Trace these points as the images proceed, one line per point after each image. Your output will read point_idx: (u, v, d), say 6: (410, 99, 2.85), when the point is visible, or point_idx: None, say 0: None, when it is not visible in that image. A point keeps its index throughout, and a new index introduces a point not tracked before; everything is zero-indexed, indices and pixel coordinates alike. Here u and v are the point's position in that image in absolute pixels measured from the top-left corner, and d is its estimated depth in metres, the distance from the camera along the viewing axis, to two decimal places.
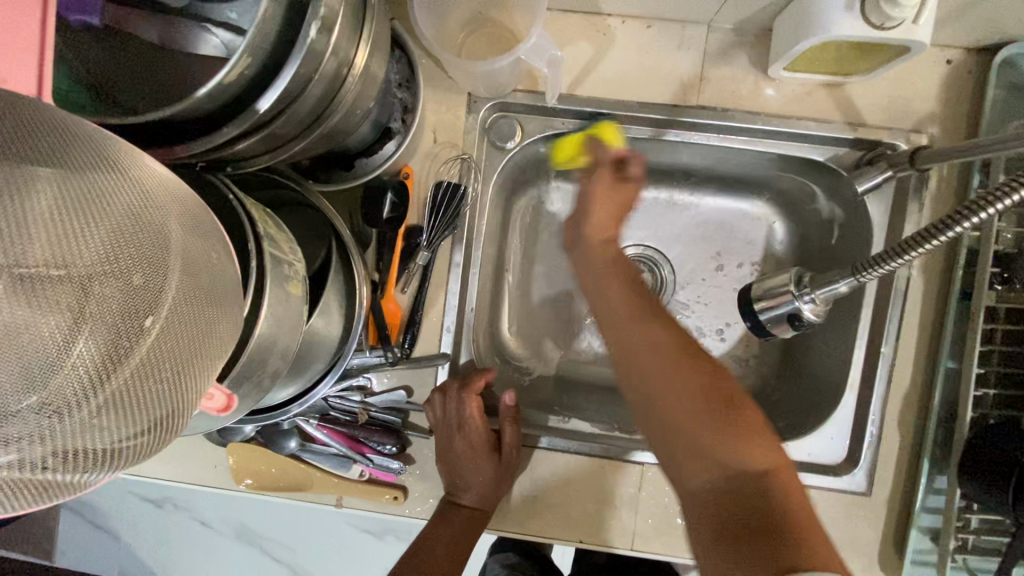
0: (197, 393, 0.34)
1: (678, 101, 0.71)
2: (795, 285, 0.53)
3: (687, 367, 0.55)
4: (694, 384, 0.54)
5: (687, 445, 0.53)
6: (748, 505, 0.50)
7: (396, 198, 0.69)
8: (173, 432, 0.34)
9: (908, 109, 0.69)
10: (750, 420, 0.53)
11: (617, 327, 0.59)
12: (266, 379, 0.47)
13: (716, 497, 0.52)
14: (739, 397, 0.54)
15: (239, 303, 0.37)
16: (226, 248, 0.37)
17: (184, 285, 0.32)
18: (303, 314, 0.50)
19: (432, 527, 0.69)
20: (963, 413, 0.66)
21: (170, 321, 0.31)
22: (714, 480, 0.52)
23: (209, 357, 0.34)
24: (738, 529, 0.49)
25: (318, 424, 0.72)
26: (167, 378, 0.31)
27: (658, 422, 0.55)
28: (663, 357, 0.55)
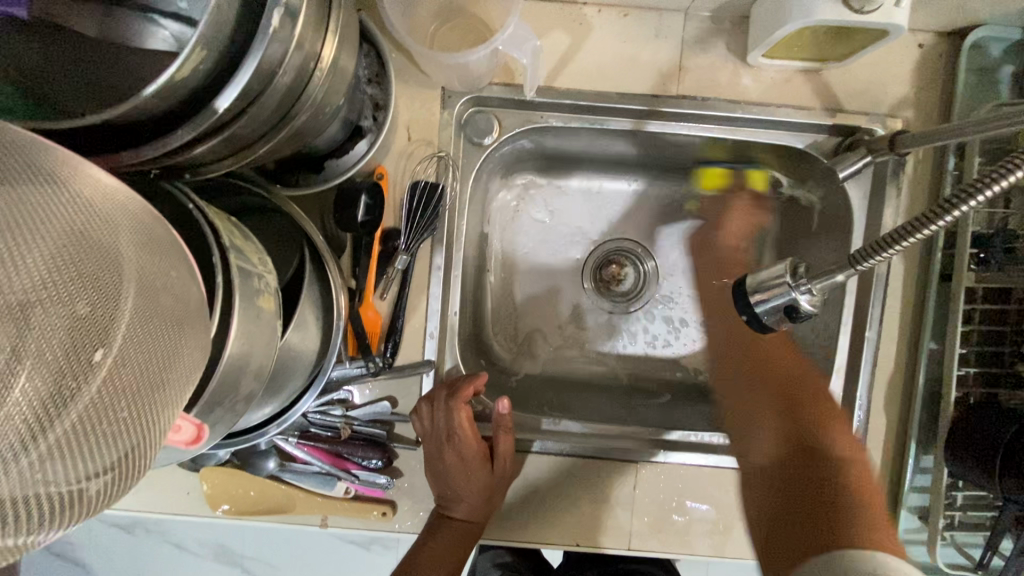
0: (163, 431, 0.30)
1: (658, 91, 0.70)
2: (791, 277, 0.52)
3: (789, 381, 0.67)
4: (780, 391, 0.66)
5: (798, 410, 0.64)
6: (806, 477, 0.56)
7: (371, 200, 0.66)
8: (138, 476, 0.31)
9: (884, 94, 0.70)
10: (833, 430, 0.60)
11: (740, 330, 0.76)
12: (240, 403, 0.43)
13: (773, 466, 0.60)
14: (832, 411, 0.63)
15: (207, 326, 0.33)
16: (189, 264, 0.33)
17: (139, 311, 0.28)
18: (277, 329, 0.46)
19: (423, 542, 0.67)
20: (948, 393, 0.67)
21: (125, 354, 0.28)
22: (786, 465, 0.59)
23: (175, 390, 0.30)
24: (808, 493, 0.55)
25: (298, 442, 0.68)
26: (125, 418, 0.28)
27: (733, 392, 0.71)
28: (778, 381, 0.67)
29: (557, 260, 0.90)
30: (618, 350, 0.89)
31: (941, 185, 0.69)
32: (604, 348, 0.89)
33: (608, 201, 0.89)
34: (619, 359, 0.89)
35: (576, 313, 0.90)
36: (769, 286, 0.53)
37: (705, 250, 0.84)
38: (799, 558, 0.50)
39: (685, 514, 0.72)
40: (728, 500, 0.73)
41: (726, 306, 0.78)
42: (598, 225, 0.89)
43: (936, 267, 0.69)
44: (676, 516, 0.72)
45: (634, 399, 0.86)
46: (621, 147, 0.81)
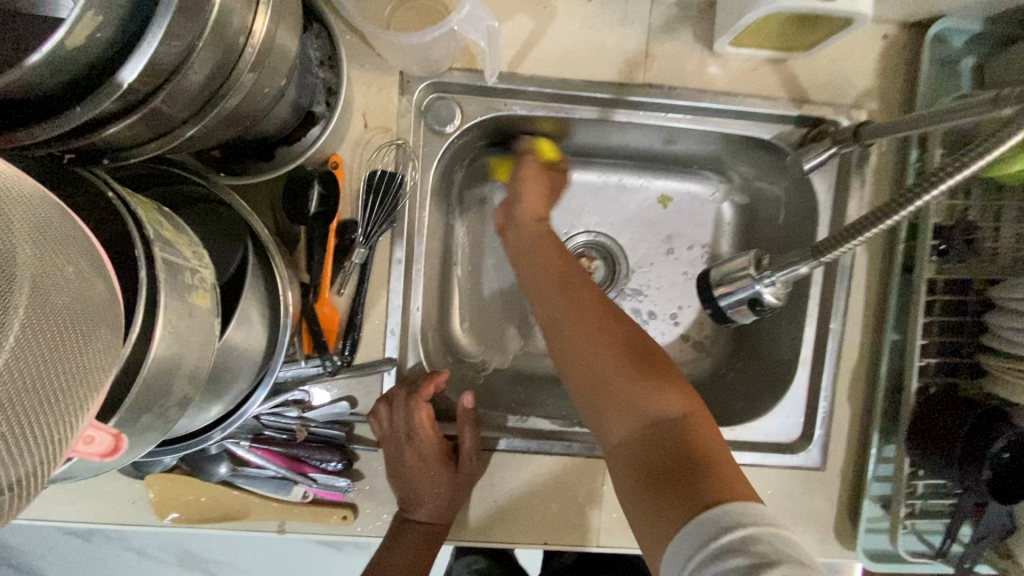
0: (55, 444, 0.27)
1: (623, 79, 0.68)
2: (754, 268, 0.51)
3: (630, 332, 0.58)
4: (614, 344, 0.57)
5: (608, 393, 0.55)
6: (668, 445, 0.50)
7: (324, 189, 0.62)
8: (24, 496, 0.27)
9: (849, 85, 0.69)
10: (665, 368, 0.55)
11: (555, 279, 0.65)
12: (172, 408, 0.40)
13: (619, 420, 0.54)
14: (660, 357, 0.56)
15: (113, 327, 0.30)
16: (97, 256, 0.30)
17: (31, 312, 0.25)
18: (215, 327, 0.43)
19: (386, 549, 0.64)
20: (909, 384, 0.67)
21: (12, 360, 0.24)
22: (639, 430, 0.52)
23: (67, 398, 0.27)
24: (661, 446, 0.50)
25: (251, 446, 0.65)
26: (3, 426, 0.24)
27: (568, 349, 0.59)
28: (594, 329, 0.58)
29: None
30: None
31: (904, 176, 0.69)
32: None
33: (576, 194, 0.88)
34: None
35: None
36: (733, 279, 0.52)
37: (510, 229, 0.73)
38: (663, 540, 0.47)
39: None
40: None
41: (528, 251, 0.70)
42: (567, 217, 0.88)
43: (898, 258, 0.69)
44: None
45: None
46: (586, 136, 0.79)
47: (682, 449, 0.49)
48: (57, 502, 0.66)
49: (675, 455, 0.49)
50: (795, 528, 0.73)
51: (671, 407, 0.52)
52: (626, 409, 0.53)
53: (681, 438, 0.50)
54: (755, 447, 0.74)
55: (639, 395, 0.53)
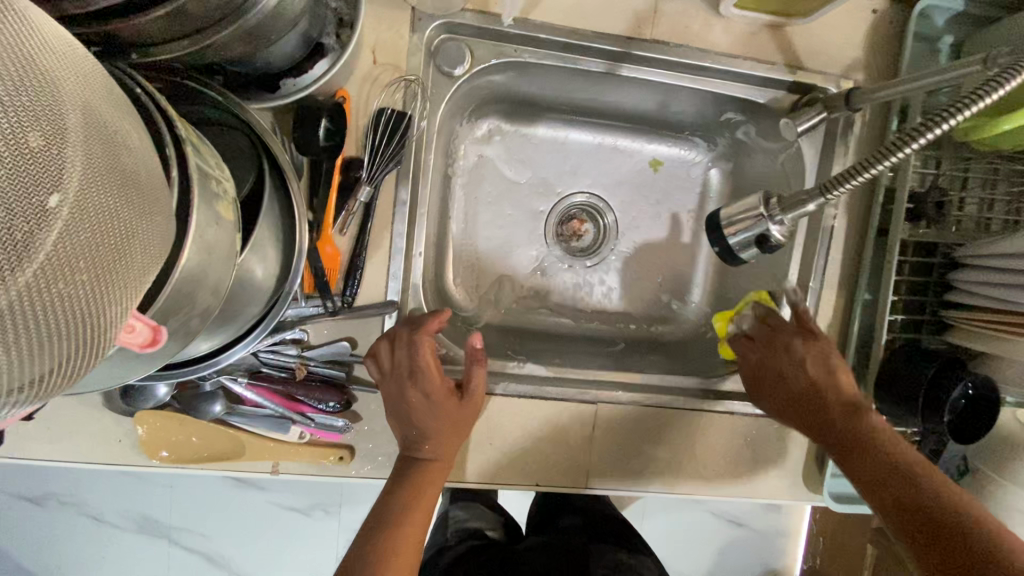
0: (121, 310, 0.27)
1: (632, 34, 0.69)
2: (764, 207, 0.54)
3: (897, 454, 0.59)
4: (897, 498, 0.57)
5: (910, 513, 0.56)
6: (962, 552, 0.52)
7: (332, 124, 0.61)
8: (87, 365, 0.27)
9: (840, 54, 0.73)
10: (920, 478, 0.57)
11: (803, 404, 0.67)
12: (195, 320, 0.40)
13: (899, 526, 0.57)
14: (913, 466, 0.58)
15: (163, 204, 0.30)
16: (144, 130, 0.30)
17: (97, 165, 0.25)
18: (236, 243, 0.42)
19: (390, 489, 0.64)
20: (879, 338, 0.73)
21: (84, 210, 0.24)
22: (935, 545, 0.54)
23: (131, 265, 0.27)
24: (940, 547, 0.54)
25: (247, 383, 0.64)
26: (82, 282, 0.24)
27: (851, 459, 0.62)
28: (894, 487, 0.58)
29: (520, 210, 0.89)
30: (577, 302, 0.90)
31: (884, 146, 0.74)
32: (564, 299, 0.90)
33: (573, 155, 0.89)
34: (579, 310, 0.90)
35: (537, 264, 0.89)
36: (744, 219, 0.56)
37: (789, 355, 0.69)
38: None
39: (640, 453, 0.75)
40: (680, 440, 0.76)
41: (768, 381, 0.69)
42: (563, 177, 0.89)
43: (875, 222, 0.74)
44: (632, 456, 0.75)
45: (592, 349, 0.87)
46: (589, 95, 0.81)
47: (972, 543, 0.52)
48: (35, 440, 0.63)
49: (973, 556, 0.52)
50: (767, 472, 0.78)
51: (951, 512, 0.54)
52: (908, 529, 0.56)
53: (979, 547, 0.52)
54: (735, 397, 0.79)
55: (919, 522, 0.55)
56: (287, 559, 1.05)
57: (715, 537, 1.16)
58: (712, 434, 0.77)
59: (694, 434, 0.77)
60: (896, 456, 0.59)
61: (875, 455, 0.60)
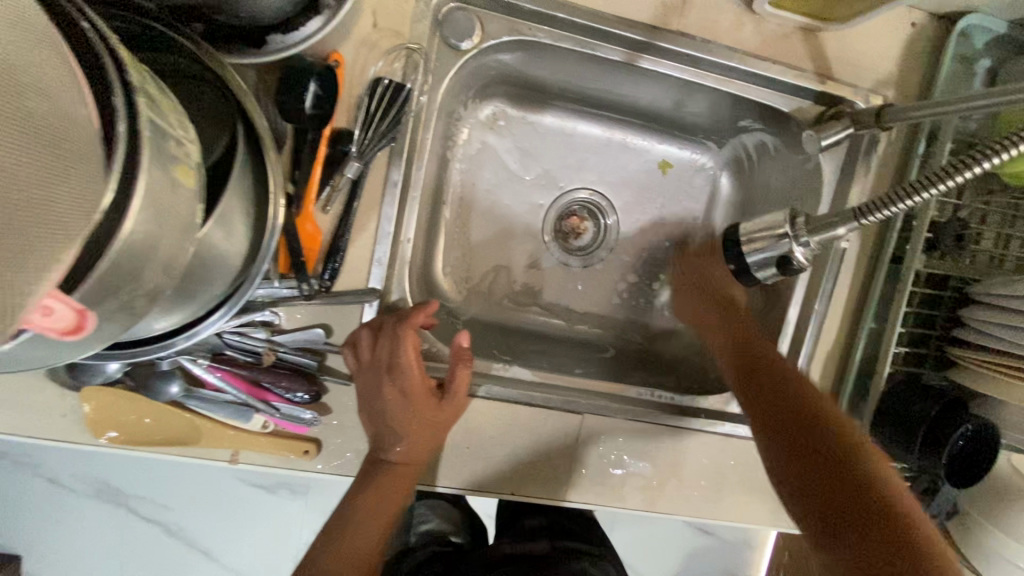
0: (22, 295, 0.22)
1: (657, 24, 0.64)
2: (792, 227, 0.49)
3: (804, 392, 0.58)
4: (790, 426, 0.56)
5: (800, 441, 0.54)
6: (837, 480, 0.50)
7: (321, 90, 0.55)
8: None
9: (872, 68, 0.69)
10: (821, 415, 0.55)
11: (731, 346, 0.67)
12: (141, 300, 0.35)
13: (777, 445, 0.56)
14: (813, 402, 0.57)
15: (90, 169, 0.25)
16: (74, 76, 0.25)
17: None
18: (197, 215, 0.37)
19: (355, 491, 0.59)
20: (880, 370, 0.69)
21: None
22: (816, 475, 0.52)
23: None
24: (813, 472, 0.52)
25: (209, 366, 0.58)
26: None
27: (761, 391, 0.60)
28: (791, 419, 0.56)
29: (518, 201, 0.84)
30: (569, 301, 0.85)
31: (906, 168, 0.70)
32: (556, 299, 0.85)
33: (579, 147, 0.84)
34: (570, 313, 0.85)
35: (531, 260, 0.85)
36: (768, 236, 0.52)
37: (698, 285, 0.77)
38: None
39: (623, 469, 0.72)
40: (665, 457, 0.73)
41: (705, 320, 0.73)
42: (566, 170, 0.85)
43: (889, 248, 0.71)
44: (614, 470, 0.72)
45: (581, 353, 0.83)
46: (601, 85, 0.75)
47: (879, 517, 0.47)
48: None
49: (860, 523, 0.47)
50: (751, 497, 0.75)
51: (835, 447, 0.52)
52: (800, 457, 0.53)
53: (871, 514, 0.48)
54: (726, 417, 0.75)
55: (809, 448, 0.53)
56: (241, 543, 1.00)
57: (681, 543, 1.14)
58: (699, 453, 0.74)
59: (681, 452, 0.73)
60: (802, 395, 0.58)
61: (782, 392, 0.59)
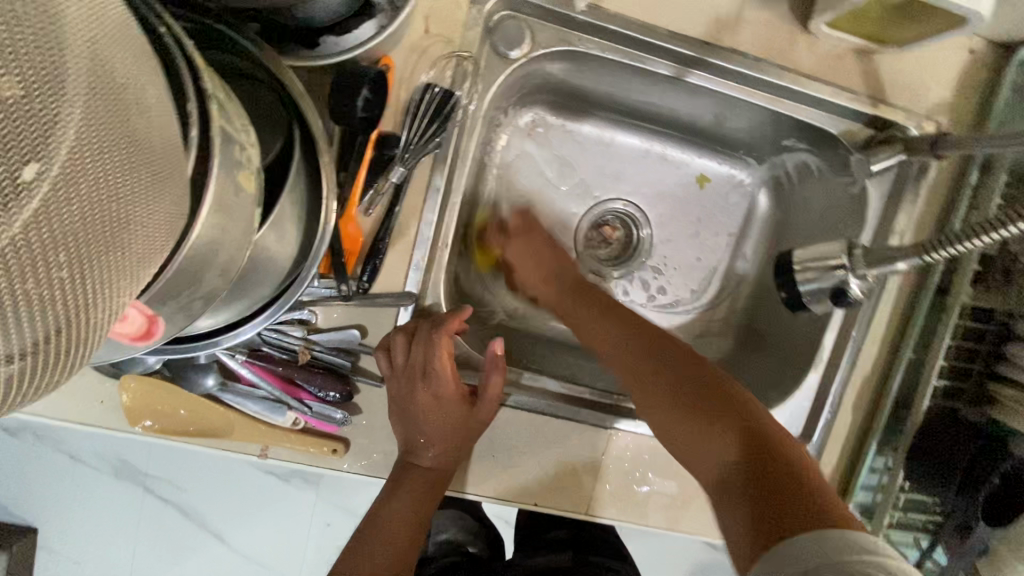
0: (116, 302, 0.24)
1: (709, 39, 0.64)
2: (850, 259, 0.49)
3: (689, 354, 0.55)
4: (681, 385, 0.53)
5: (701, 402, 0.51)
6: (744, 436, 0.48)
7: (372, 95, 0.55)
8: (80, 357, 0.24)
9: (927, 94, 0.67)
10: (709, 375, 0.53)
11: (601, 310, 0.63)
12: (198, 302, 0.35)
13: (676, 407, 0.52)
14: (700, 364, 0.54)
15: (176, 182, 0.27)
16: (167, 93, 0.27)
17: (99, 135, 0.21)
18: (255, 219, 0.37)
19: (387, 494, 0.61)
20: (920, 402, 0.67)
21: (72, 185, 0.20)
22: (722, 430, 0.49)
23: (125, 244, 0.24)
24: (718, 428, 0.49)
25: (245, 361, 0.60)
26: (67, 278, 0.21)
27: (645, 352, 0.57)
28: (686, 377, 0.53)
29: (552, 209, 0.83)
30: None
31: (955, 198, 0.69)
32: None
33: (616, 158, 0.83)
34: None
35: None
36: (823, 265, 0.51)
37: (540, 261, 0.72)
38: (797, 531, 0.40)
39: (647, 486, 0.71)
40: (690, 476, 0.72)
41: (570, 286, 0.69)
42: (601, 180, 0.84)
43: (934, 278, 0.69)
44: (639, 487, 0.71)
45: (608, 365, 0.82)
46: (644, 98, 0.75)
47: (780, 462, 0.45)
48: None
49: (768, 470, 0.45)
50: None
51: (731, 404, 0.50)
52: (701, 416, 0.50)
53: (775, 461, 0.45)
54: None
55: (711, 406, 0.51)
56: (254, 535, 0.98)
57: (691, 557, 1.10)
58: None
59: None
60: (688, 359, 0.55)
61: (669, 354, 0.56)
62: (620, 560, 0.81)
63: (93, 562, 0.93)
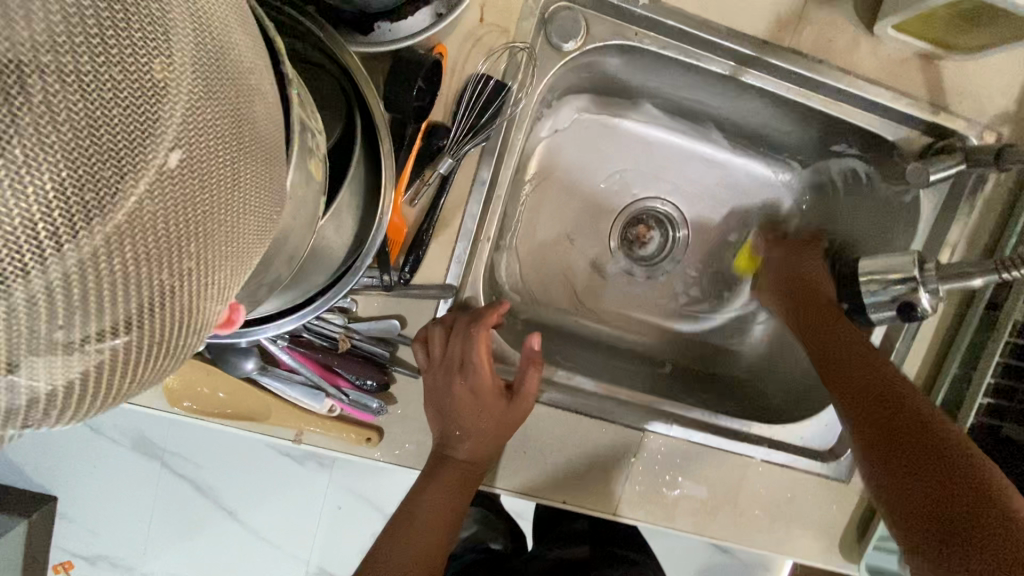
0: (229, 293, 0.25)
1: (768, 38, 0.62)
2: (921, 273, 0.53)
3: (885, 378, 0.56)
4: (869, 407, 0.55)
5: (887, 425, 0.53)
6: (928, 461, 0.49)
7: (426, 84, 0.54)
8: (188, 346, 0.24)
9: (990, 104, 0.65)
10: (909, 401, 0.54)
11: (807, 319, 0.65)
12: (263, 289, 0.35)
13: (861, 426, 0.55)
14: (900, 386, 0.55)
15: (280, 174, 0.27)
16: (273, 85, 0.28)
17: (225, 120, 0.22)
18: (320, 208, 0.37)
19: (422, 486, 0.61)
20: (963, 418, 0.65)
21: (202, 168, 0.21)
22: (914, 450, 0.50)
23: (243, 233, 0.24)
24: (902, 453, 0.51)
25: (286, 347, 0.60)
26: (194, 263, 0.22)
27: (837, 369, 0.59)
28: (874, 397, 0.55)
29: (588, 205, 0.82)
30: (630, 311, 0.84)
31: (1013, 212, 0.67)
32: (618, 309, 0.83)
33: (659, 156, 0.82)
34: (632, 324, 0.83)
35: (595, 266, 0.83)
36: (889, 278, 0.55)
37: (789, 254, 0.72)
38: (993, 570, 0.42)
39: (678, 489, 0.70)
40: (721, 481, 0.71)
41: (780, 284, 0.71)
42: (640, 179, 0.83)
43: (984, 294, 0.67)
44: (669, 490, 0.70)
45: (639, 365, 0.81)
46: (693, 96, 0.73)
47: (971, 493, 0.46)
48: None
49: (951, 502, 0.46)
50: (806, 534, 0.72)
51: (920, 426, 0.51)
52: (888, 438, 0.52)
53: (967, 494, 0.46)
54: (787, 448, 0.73)
55: (896, 428, 0.52)
56: (270, 515, 0.97)
57: (699, 559, 1.06)
58: (757, 483, 0.72)
59: (739, 479, 0.72)
60: (885, 377, 0.56)
61: (856, 372, 0.58)
62: (638, 552, 0.80)
63: (118, 533, 0.95)
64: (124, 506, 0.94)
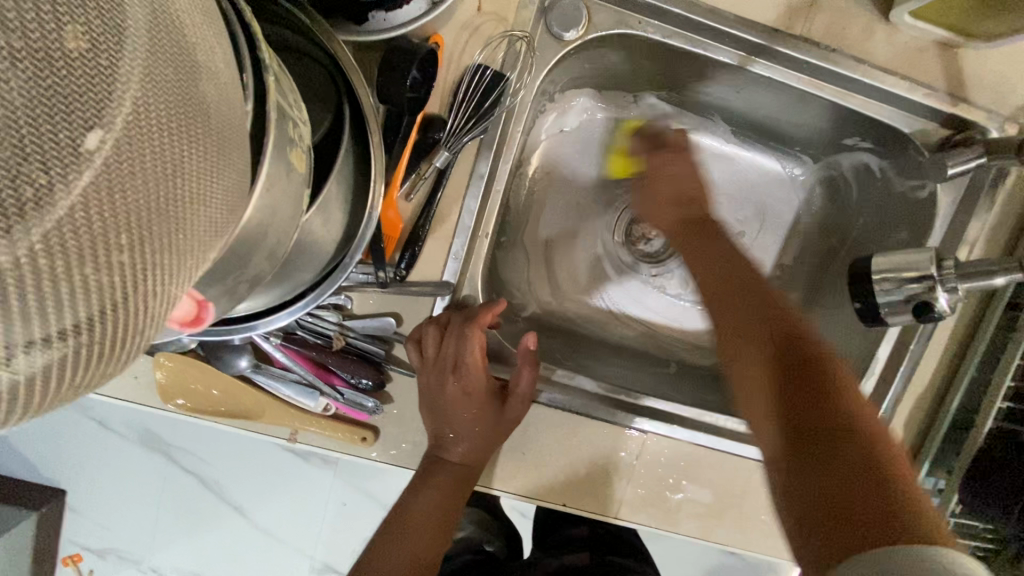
0: (178, 288, 0.23)
1: (778, 26, 0.60)
2: (940, 270, 0.51)
3: (789, 332, 0.49)
4: (775, 368, 0.47)
5: (786, 387, 0.45)
6: (826, 431, 0.42)
7: (421, 75, 0.53)
8: (136, 347, 0.23)
9: (1013, 94, 0.62)
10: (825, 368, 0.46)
11: (722, 278, 0.54)
12: (244, 285, 0.33)
13: (764, 389, 0.47)
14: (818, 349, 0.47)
15: (238, 162, 0.26)
16: (233, 69, 0.26)
17: (166, 99, 0.21)
18: (304, 201, 0.35)
19: (415, 488, 0.60)
20: (981, 424, 0.62)
21: (137, 153, 0.20)
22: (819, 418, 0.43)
23: (191, 225, 0.23)
24: (806, 424, 0.43)
25: (280, 344, 0.59)
26: (130, 256, 0.20)
27: (747, 319, 0.51)
28: (780, 357, 0.47)
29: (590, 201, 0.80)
30: (633, 310, 0.81)
31: None
32: (622, 308, 0.81)
33: None
34: (636, 323, 0.81)
35: (597, 263, 0.81)
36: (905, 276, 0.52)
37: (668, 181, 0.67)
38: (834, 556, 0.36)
39: (681, 493, 0.68)
40: (726, 485, 0.69)
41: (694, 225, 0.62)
42: None
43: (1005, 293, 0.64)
44: (672, 493, 0.68)
45: (643, 365, 0.79)
46: (700, 87, 0.71)
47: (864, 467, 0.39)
48: None
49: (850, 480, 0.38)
50: None
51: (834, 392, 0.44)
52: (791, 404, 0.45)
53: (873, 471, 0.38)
54: None
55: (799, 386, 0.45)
56: (270, 512, 0.96)
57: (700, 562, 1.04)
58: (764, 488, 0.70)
59: (745, 483, 0.69)
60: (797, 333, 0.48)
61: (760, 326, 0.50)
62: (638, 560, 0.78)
63: (120, 527, 0.95)
64: (125, 501, 0.94)
